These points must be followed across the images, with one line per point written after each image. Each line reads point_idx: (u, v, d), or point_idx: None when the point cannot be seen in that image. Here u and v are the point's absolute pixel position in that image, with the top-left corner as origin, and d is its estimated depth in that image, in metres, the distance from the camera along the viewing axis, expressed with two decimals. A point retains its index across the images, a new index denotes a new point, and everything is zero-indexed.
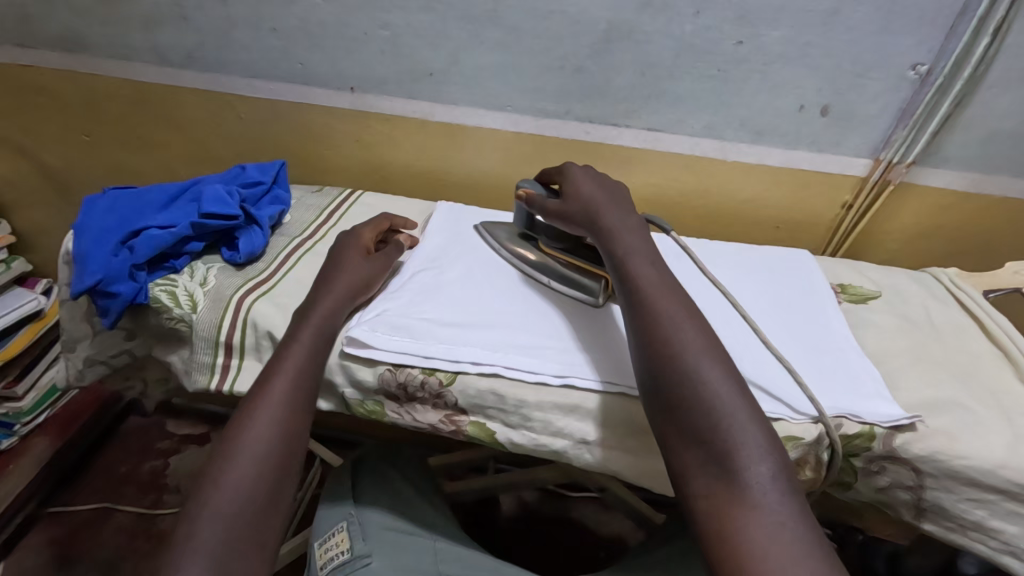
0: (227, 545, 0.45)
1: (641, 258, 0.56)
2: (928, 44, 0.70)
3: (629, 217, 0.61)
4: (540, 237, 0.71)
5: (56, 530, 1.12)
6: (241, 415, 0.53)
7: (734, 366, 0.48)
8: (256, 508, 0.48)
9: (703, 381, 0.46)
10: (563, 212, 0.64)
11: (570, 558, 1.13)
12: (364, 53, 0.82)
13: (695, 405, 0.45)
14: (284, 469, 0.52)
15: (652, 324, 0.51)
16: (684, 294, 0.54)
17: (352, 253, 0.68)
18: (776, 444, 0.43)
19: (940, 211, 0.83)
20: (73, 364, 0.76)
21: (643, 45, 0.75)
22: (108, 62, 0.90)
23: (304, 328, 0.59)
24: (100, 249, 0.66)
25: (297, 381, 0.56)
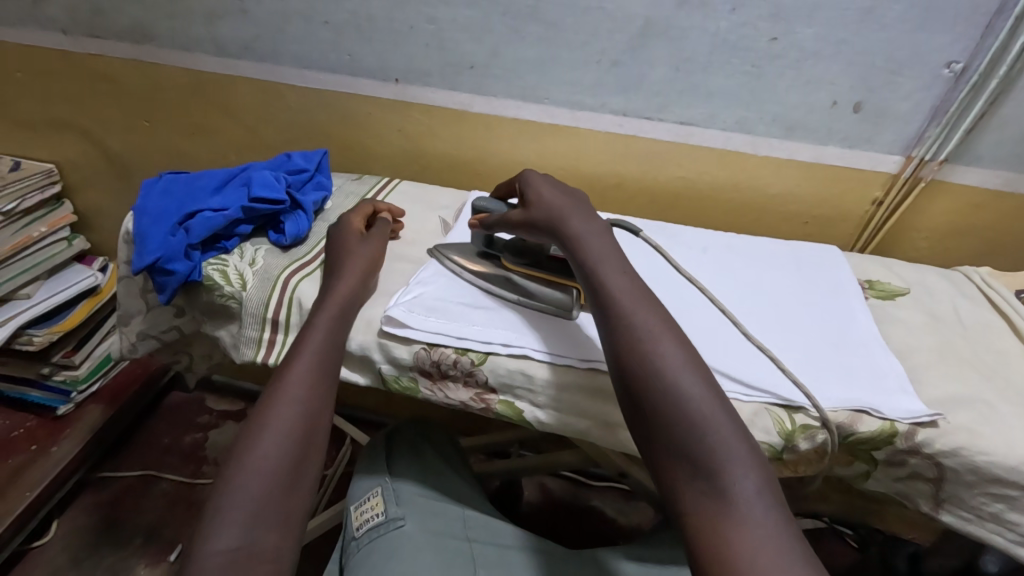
0: (254, 514, 0.47)
1: (612, 267, 0.55)
2: (964, 42, 0.70)
3: (595, 222, 0.60)
4: (503, 254, 0.69)
5: (105, 494, 1.20)
6: (267, 395, 0.55)
7: (714, 381, 0.48)
8: (282, 482, 0.49)
9: (684, 399, 0.46)
10: (524, 219, 0.63)
11: (590, 537, 1.17)
12: (408, 47, 0.85)
13: (678, 421, 0.46)
14: (310, 444, 0.53)
15: (626, 340, 0.50)
16: (660, 305, 0.54)
17: (354, 240, 0.70)
18: (761, 460, 0.44)
19: (972, 210, 0.83)
20: (127, 337, 0.81)
21: (679, 41, 0.77)
22: (169, 52, 0.96)
23: (323, 310, 0.61)
24: (158, 229, 0.70)
25: (318, 361, 0.58)
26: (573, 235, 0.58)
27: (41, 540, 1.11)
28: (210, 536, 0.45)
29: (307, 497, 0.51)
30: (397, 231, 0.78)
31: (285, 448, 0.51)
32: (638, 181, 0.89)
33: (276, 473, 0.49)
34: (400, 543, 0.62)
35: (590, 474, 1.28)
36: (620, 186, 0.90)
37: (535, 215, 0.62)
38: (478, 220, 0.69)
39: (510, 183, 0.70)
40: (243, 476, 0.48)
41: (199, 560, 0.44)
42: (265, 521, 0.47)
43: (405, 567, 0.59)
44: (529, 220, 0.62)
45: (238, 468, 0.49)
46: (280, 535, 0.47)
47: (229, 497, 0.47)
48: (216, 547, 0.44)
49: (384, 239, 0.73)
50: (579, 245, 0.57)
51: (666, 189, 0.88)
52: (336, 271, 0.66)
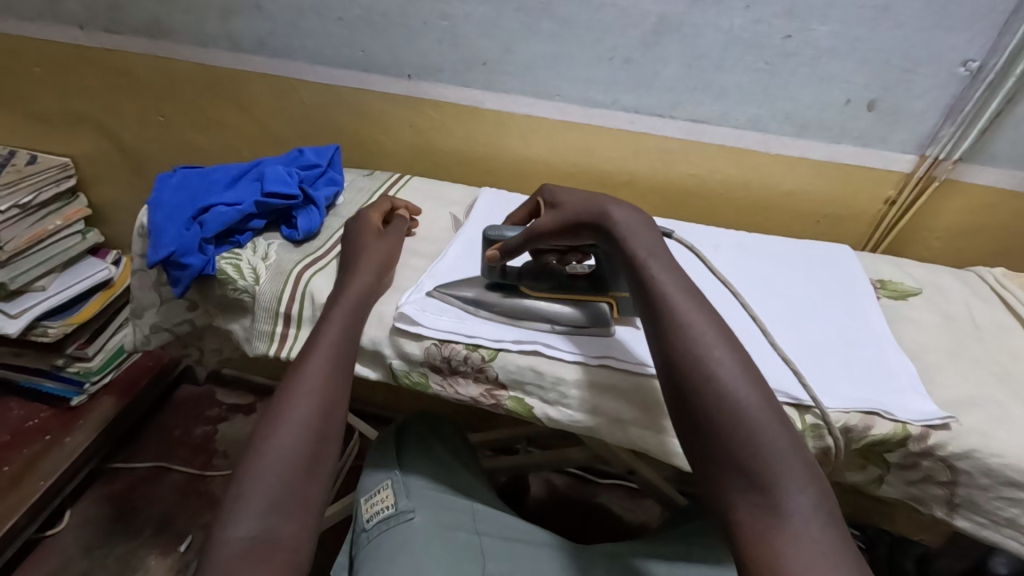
0: (271, 503, 0.47)
1: (659, 266, 0.54)
2: (981, 40, 0.69)
3: (639, 216, 0.58)
4: (521, 282, 0.66)
5: (117, 485, 1.21)
6: (284, 387, 0.55)
7: (767, 387, 0.47)
8: (299, 473, 0.50)
9: (740, 405, 0.44)
10: (564, 218, 0.62)
11: (597, 533, 1.17)
12: (421, 43, 0.86)
13: (733, 428, 0.44)
14: (326, 435, 0.53)
15: (679, 340, 0.49)
16: (710, 306, 0.52)
17: (369, 235, 0.71)
18: (817, 473, 0.42)
19: (986, 210, 0.82)
20: (141, 330, 0.82)
21: (692, 38, 0.76)
22: (184, 47, 0.96)
23: (339, 306, 0.62)
24: (173, 223, 0.71)
25: (333, 354, 0.58)
26: (620, 231, 0.57)
27: (54, 529, 1.13)
28: (228, 523, 0.45)
29: (322, 487, 0.51)
30: (413, 229, 0.79)
31: (302, 439, 0.51)
32: (649, 179, 0.88)
33: (292, 462, 0.50)
34: (411, 536, 0.63)
35: (597, 472, 1.29)
36: (631, 183, 0.89)
37: (577, 214, 0.61)
38: (496, 250, 0.65)
39: (524, 209, 0.70)
40: (260, 465, 0.49)
41: (217, 547, 0.44)
42: (282, 510, 0.47)
43: (415, 559, 0.60)
44: (570, 219, 0.61)
45: (256, 458, 0.50)
46: (297, 524, 0.47)
47: (248, 486, 0.48)
48: (234, 535, 0.45)
49: (400, 237, 0.74)
50: (626, 240, 0.56)
51: (678, 186, 0.88)
52: (349, 267, 0.66)
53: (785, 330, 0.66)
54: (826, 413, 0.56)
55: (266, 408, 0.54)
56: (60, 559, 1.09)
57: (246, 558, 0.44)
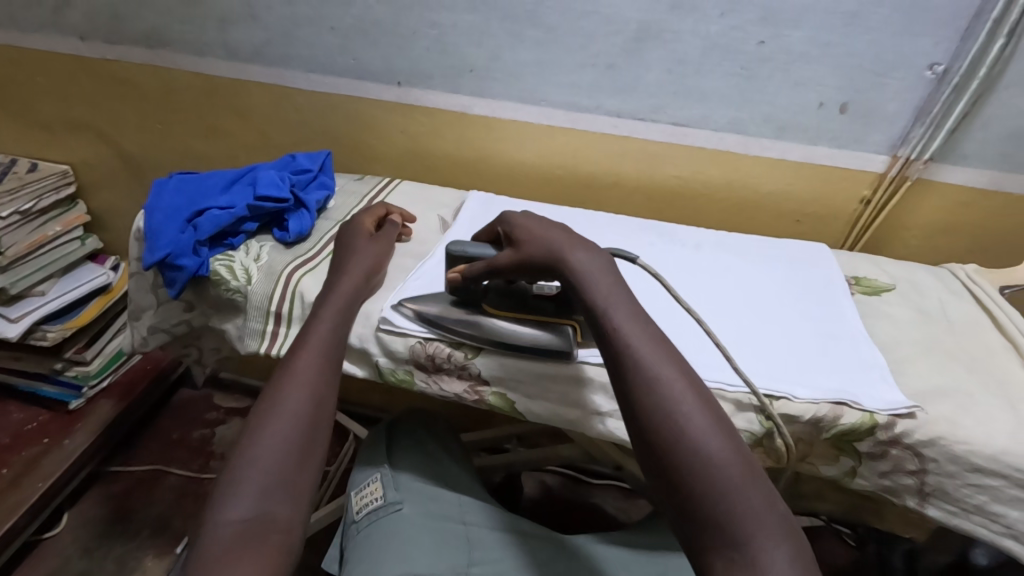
0: (265, 488, 0.49)
1: (622, 312, 0.55)
2: (946, 44, 0.72)
3: (599, 257, 0.59)
4: (484, 300, 0.66)
5: (115, 487, 1.23)
6: (274, 383, 0.57)
7: (738, 438, 0.48)
8: (291, 462, 0.52)
9: (712, 460, 0.45)
10: (526, 257, 0.61)
11: (590, 524, 1.20)
12: (410, 52, 0.88)
13: (705, 485, 0.45)
14: (316, 426, 0.55)
15: (645, 395, 0.50)
16: (677, 355, 0.53)
17: (359, 237, 0.73)
18: (792, 527, 0.43)
19: (959, 207, 0.84)
20: (138, 331, 0.85)
21: (671, 44, 0.79)
22: (181, 56, 0.99)
23: (328, 303, 0.64)
24: (169, 226, 0.73)
25: (325, 350, 0.61)
26: (579, 274, 0.58)
27: (54, 529, 1.15)
28: (221, 509, 0.48)
29: (315, 476, 0.53)
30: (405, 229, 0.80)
31: (295, 431, 0.53)
32: (633, 181, 0.91)
33: (284, 453, 0.52)
34: (400, 526, 0.66)
35: (589, 471, 1.30)
36: (616, 185, 0.92)
37: (533, 254, 0.60)
38: (459, 272, 0.65)
39: (487, 235, 0.69)
40: (253, 455, 0.51)
41: (212, 531, 0.46)
42: (277, 495, 0.49)
43: (405, 550, 0.62)
44: (529, 261, 0.60)
45: (248, 449, 0.52)
46: (293, 509, 0.50)
47: (241, 476, 0.50)
48: (228, 518, 0.47)
49: (391, 241, 0.75)
50: (586, 285, 0.57)
51: (661, 188, 0.91)
52: (338, 269, 0.68)
53: (760, 325, 0.69)
54: (773, 412, 0.58)
55: (257, 401, 0.56)
56: (59, 560, 1.10)
57: (241, 541, 0.46)
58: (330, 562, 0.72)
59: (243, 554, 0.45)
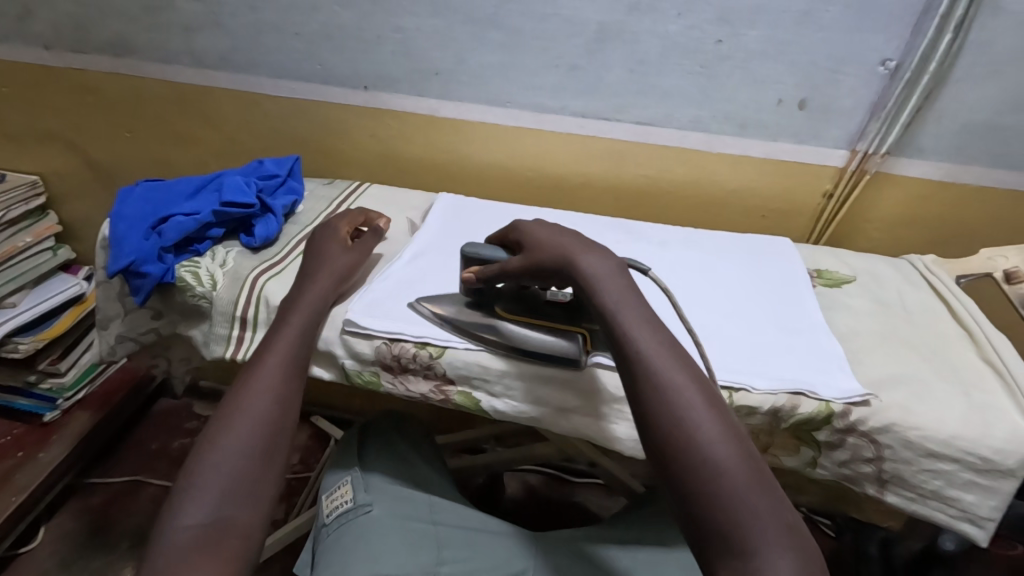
0: (225, 493, 0.50)
1: (633, 317, 0.55)
2: (897, 40, 0.73)
3: (608, 260, 0.60)
4: (497, 304, 0.66)
5: (93, 500, 1.22)
6: (238, 385, 0.57)
7: (748, 443, 0.48)
8: (253, 465, 0.52)
9: (719, 467, 0.46)
10: (537, 262, 0.62)
11: (570, 520, 1.21)
12: (375, 56, 0.89)
13: (710, 489, 0.45)
14: (279, 428, 0.55)
15: (652, 397, 0.50)
16: (688, 357, 0.53)
17: (334, 244, 0.73)
18: (797, 534, 0.44)
19: (918, 200, 0.86)
20: (106, 340, 0.84)
21: (631, 45, 0.80)
22: (147, 64, 0.99)
23: (297, 308, 0.65)
24: (133, 233, 0.73)
25: (291, 352, 0.61)
26: (589, 278, 0.58)
27: (29, 544, 1.14)
28: (178, 513, 0.48)
29: (277, 480, 0.53)
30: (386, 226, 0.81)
31: (259, 434, 0.54)
32: (601, 181, 0.92)
33: (246, 456, 0.52)
34: (369, 528, 0.66)
35: (570, 470, 1.31)
36: (584, 185, 0.93)
37: (541, 258, 0.61)
38: (472, 272, 0.66)
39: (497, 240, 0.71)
40: (213, 459, 0.51)
41: (167, 535, 0.47)
42: (234, 499, 0.50)
43: (373, 553, 0.62)
44: (538, 263, 0.61)
45: (209, 451, 0.52)
46: (254, 512, 0.50)
47: (200, 481, 0.50)
48: (184, 524, 0.47)
49: (367, 249, 0.75)
50: (596, 288, 0.57)
51: (628, 187, 0.92)
52: (307, 274, 0.69)
53: (723, 319, 0.70)
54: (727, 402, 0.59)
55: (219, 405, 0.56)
56: None
57: (199, 546, 0.47)
58: (302, 567, 0.72)
59: (198, 559, 0.46)
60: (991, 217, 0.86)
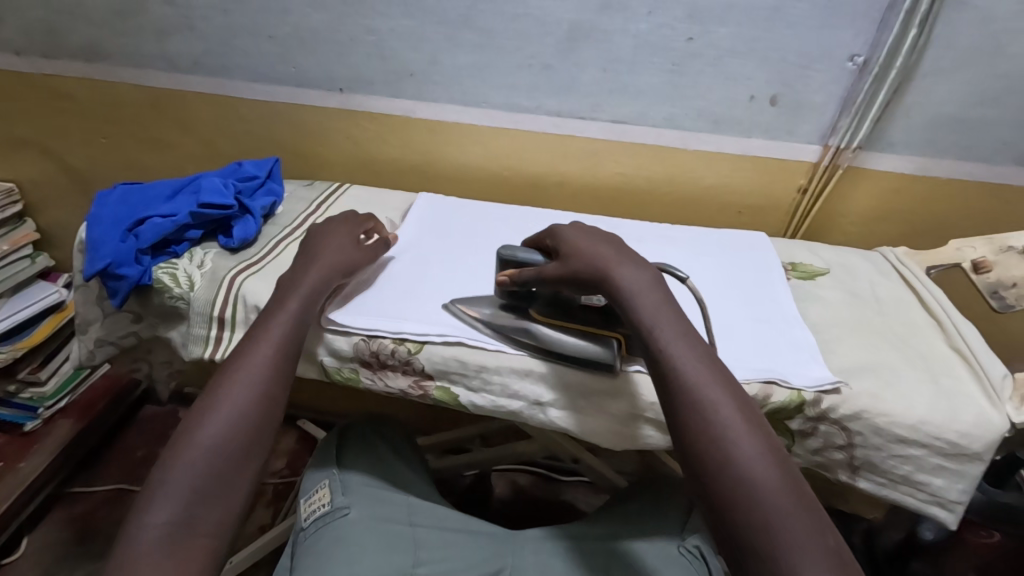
0: (192, 494, 0.49)
1: (671, 333, 0.55)
2: (864, 36, 0.75)
3: (646, 273, 0.60)
4: (531, 307, 0.66)
5: (77, 508, 1.21)
6: (221, 374, 0.57)
7: (790, 464, 0.47)
8: (226, 462, 0.52)
9: (760, 486, 0.45)
10: (571, 271, 0.61)
11: (557, 516, 1.22)
12: (351, 58, 0.89)
13: (750, 511, 0.44)
14: (259, 425, 0.55)
15: (690, 414, 0.50)
16: (728, 374, 0.53)
17: (343, 243, 0.71)
18: (840, 558, 0.42)
19: (891, 193, 0.88)
20: (84, 345, 0.83)
21: (604, 44, 0.81)
22: (122, 69, 0.99)
23: (292, 298, 0.63)
24: (110, 236, 0.73)
25: (281, 344, 0.59)
26: (625, 291, 0.58)
27: (11, 556, 1.13)
28: (147, 509, 0.48)
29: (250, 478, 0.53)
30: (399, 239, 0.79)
31: (234, 433, 0.53)
32: (579, 180, 0.93)
33: (219, 454, 0.52)
34: (347, 533, 0.66)
35: (557, 469, 1.31)
36: (563, 184, 0.94)
37: (578, 267, 0.61)
38: (507, 275, 0.66)
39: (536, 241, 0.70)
40: (184, 455, 0.51)
41: (135, 531, 0.47)
42: (206, 498, 0.50)
43: (351, 558, 0.62)
44: (574, 273, 0.61)
45: (183, 445, 0.51)
46: (218, 516, 0.50)
47: (167, 479, 0.49)
48: (151, 522, 0.47)
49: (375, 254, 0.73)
50: (632, 303, 0.57)
51: (606, 186, 0.93)
52: (303, 265, 0.67)
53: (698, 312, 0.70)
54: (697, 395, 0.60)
55: (199, 397, 0.55)
56: None
57: (161, 546, 0.47)
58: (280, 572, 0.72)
59: (166, 560, 0.46)
60: (962, 209, 0.88)
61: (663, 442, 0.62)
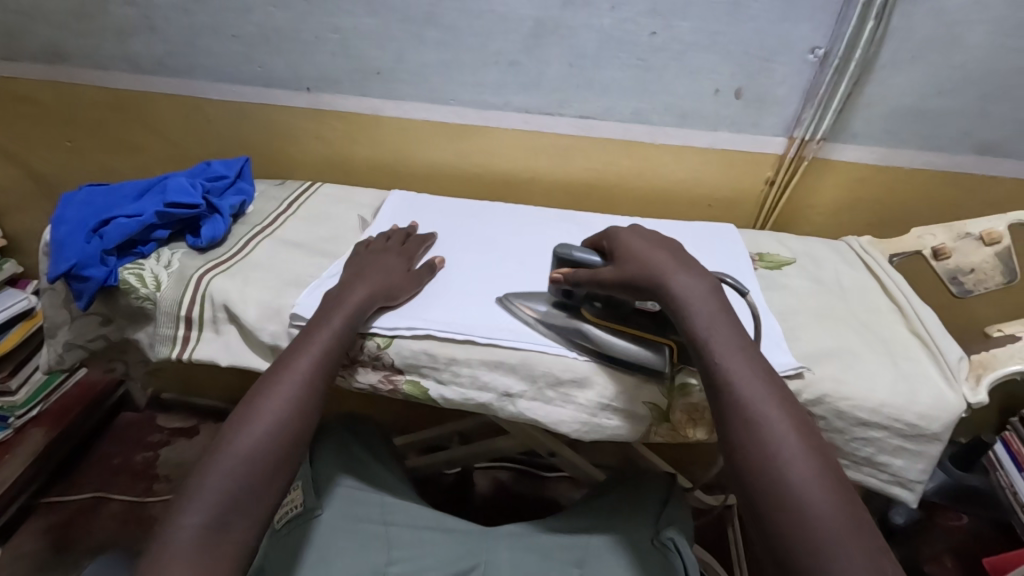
0: (229, 499, 0.51)
1: (728, 343, 0.54)
2: (823, 29, 0.76)
3: (705, 282, 0.58)
4: (585, 306, 0.65)
5: (53, 518, 1.19)
6: (260, 385, 0.58)
7: (848, 492, 0.47)
8: (260, 473, 0.53)
9: (802, 500, 0.46)
10: (626, 275, 0.60)
11: (540, 510, 1.23)
12: (317, 56, 0.89)
13: (799, 530, 0.45)
14: (292, 437, 0.56)
15: (736, 423, 0.50)
16: (787, 391, 0.52)
17: (392, 269, 0.69)
18: None
19: (856, 183, 0.90)
20: (54, 349, 0.82)
21: (569, 39, 0.82)
22: (85, 71, 0.98)
23: (339, 310, 0.63)
24: (74, 237, 0.73)
25: (320, 359, 0.60)
26: (679, 300, 0.56)
27: None
28: (183, 513, 0.50)
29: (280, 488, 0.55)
30: (443, 260, 0.74)
31: (271, 442, 0.55)
32: (550, 175, 0.94)
33: (253, 463, 0.54)
34: (316, 535, 0.67)
35: (540, 465, 1.31)
36: (535, 180, 0.95)
37: (633, 273, 0.60)
38: (562, 273, 0.65)
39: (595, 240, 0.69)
40: (221, 463, 0.53)
41: (170, 535, 0.49)
42: (239, 507, 0.52)
43: None
44: (629, 278, 0.60)
45: (220, 454, 0.53)
46: (248, 525, 0.52)
47: (204, 484, 0.51)
48: (186, 524, 0.49)
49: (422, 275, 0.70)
50: (686, 311, 0.56)
51: (578, 181, 0.94)
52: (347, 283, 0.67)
53: None
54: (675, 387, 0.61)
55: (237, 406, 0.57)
56: None
57: (200, 549, 0.49)
58: None
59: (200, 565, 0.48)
60: (926, 197, 0.89)
61: (631, 432, 0.63)
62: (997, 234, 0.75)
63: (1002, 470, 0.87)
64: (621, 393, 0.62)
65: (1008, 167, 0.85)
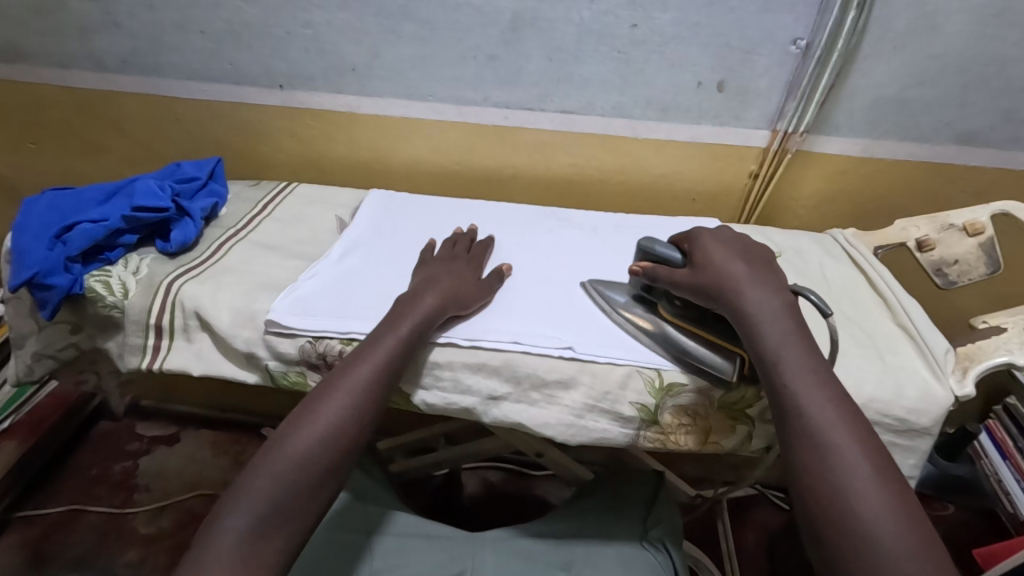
0: (273, 506, 0.47)
1: (799, 363, 0.50)
2: (804, 20, 0.75)
3: (775, 298, 0.54)
4: (662, 301, 0.63)
5: (27, 533, 1.15)
6: (322, 387, 0.54)
7: (926, 533, 0.41)
8: (308, 484, 0.49)
9: (871, 529, 0.41)
10: (696, 282, 0.58)
11: (529, 509, 1.22)
12: (289, 53, 0.86)
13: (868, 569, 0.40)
14: (346, 451, 0.52)
15: (801, 437, 0.47)
16: (863, 422, 0.47)
17: (451, 279, 0.66)
18: None
19: (838, 175, 0.89)
20: (21, 360, 0.78)
21: (547, 32, 0.80)
22: (46, 70, 0.94)
23: (403, 321, 0.59)
24: (36, 244, 0.69)
25: (384, 371, 0.55)
26: (754, 316, 0.53)
27: None
28: (229, 514, 0.46)
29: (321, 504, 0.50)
30: (510, 267, 0.72)
31: (325, 452, 0.50)
32: (532, 171, 0.93)
33: (304, 469, 0.49)
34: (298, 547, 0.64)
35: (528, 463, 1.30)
36: (517, 177, 0.94)
37: (709, 281, 0.57)
38: (642, 267, 0.64)
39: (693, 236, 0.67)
40: (271, 465, 0.49)
41: (213, 537, 0.45)
42: (283, 516, 0.47)
43: None
44: (706, 284, 0.57)
45: (269, 456, 0.49)
46: (291, 536, 0.47)
47: (253, 484, 0.48)
48: (230, 525, 0.46)
49: (491, 286, 0.68)
50: (759, 326, 0.53)
51: (560, 177, 0.93)
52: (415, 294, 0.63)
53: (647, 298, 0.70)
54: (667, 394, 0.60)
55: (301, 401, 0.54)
56: None
57: (239, 556, 0.44)
58: None
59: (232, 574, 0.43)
60: (906, 188, 0.90)
61: (619, 436, 0.61)
62: (980, 224, 0.75)
63: (987, 458, 0.88)
64: (608, 393, 0.60)
65: (990, 156, 0.85)
